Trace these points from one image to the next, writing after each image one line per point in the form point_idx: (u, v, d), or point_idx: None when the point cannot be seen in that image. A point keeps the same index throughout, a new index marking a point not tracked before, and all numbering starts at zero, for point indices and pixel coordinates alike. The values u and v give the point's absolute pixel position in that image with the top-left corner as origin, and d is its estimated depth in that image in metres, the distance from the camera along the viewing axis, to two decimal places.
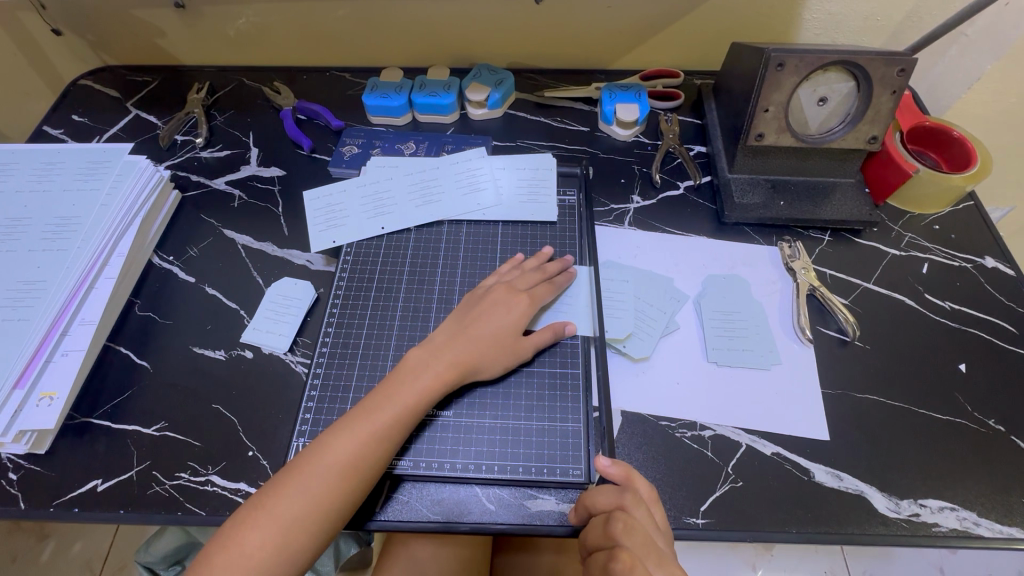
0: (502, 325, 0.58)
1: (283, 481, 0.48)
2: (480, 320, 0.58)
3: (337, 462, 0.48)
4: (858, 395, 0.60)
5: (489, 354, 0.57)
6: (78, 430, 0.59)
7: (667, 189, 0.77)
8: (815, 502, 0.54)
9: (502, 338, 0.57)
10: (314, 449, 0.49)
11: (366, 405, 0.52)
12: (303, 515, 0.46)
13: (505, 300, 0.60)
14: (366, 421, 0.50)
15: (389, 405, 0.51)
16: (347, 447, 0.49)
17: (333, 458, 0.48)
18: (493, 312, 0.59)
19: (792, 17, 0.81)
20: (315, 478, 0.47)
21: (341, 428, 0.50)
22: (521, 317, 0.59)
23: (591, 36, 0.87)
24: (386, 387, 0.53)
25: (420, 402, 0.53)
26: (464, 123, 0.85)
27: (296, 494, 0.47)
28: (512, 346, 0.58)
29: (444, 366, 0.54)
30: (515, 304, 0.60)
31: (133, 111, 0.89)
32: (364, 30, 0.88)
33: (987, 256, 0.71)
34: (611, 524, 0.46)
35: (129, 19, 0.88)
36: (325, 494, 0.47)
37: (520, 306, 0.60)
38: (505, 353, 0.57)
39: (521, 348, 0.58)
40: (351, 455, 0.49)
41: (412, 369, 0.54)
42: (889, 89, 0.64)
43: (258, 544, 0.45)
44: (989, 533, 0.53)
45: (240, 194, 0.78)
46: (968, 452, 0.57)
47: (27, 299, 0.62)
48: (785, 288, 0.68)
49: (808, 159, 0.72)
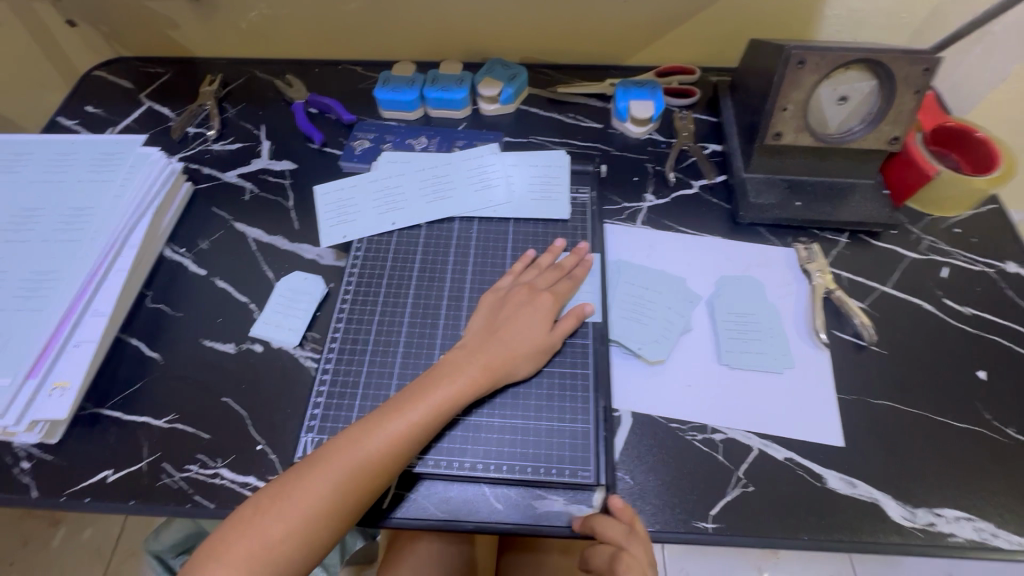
0: (531, 325, 0.58)
1: (307, 473, 0.47)
2: (511, 323, 0.58)
3: (364, 459, 0.48)
4: (873, 400, 0.59)
5: (522, 357, 0.57)
6: (90, 421, 0.59)
7: (681, 188, 0.76)
8: (828, 509, 0.53)
9: (534, 339, 0.57)
10: (339, 443, 0.49)
11: (398, 403, 0.51)
12: (329, 509, 0.46)
13: (531, 299, 0.60)
14: (398, 420, 0.50)
15: (419, 404, 0.51)
16: (376, 445, 0.48)
17: (361, 454, 0.48)
18: (523, 313, 0.58)
19: (812, 13, 0.80)
20: (340, 474, 0.47)
21: (369, 423, 0.50)
22: (547, 314, 0.59)
23: (606, 30, 0.85)
24: (419, 388, 0.53)
25: (452, 404, 0.52)
26: (476, 118, 0.85)
27: (320, 487, 0.46)
28: (542, 345, 0.58)
29: (479, 369, 0.54)
30: (542, 302, 0.59)
31: (146, 102, 0.89)
32: (377, 24, 0.87)
33: (1009, 260, 0.69)
34: (614, 565, 0.50)
35: (143, 10, 0.89)
36: (348, 490, 0.47)
37: (546, 305, 0.59)
38: (536, 353, 0.57)
39: (546, 342, 0.58)
40: (382, 453, 0.48)
41: (447, 371, 0.54)
42: (913, 87, 0.62)
43: (278, 536, 0.45)
44: (1007, 544, 0.52)
45: (251, 187, 0.78)
46: (988, 462, 0.56)
47: (40, 290, 0.62)
48: (800, 290, 0.67)
49: (826, 159, 0.70)
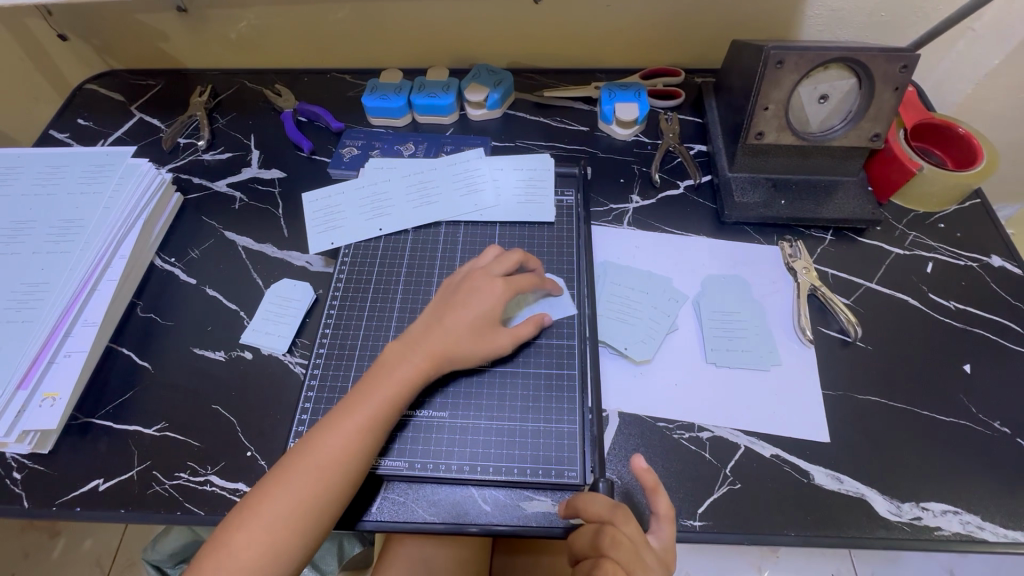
0: (473, 311, 0.57)
1: (269, 481, 0.48)
2: (454, 309, 0.57)
3: (320, 459, 0.48)
4: (859, 397, 0.60)
5: (465, 341, 0.56)
6: (81, 431, 0.60)
7: (667, 188, 0.77)
8: (815, 505, 0.54)
9: (482, 324, 0.57)
10: (297, 449, 0.50)
11: (347, 402, 0.52)
12: (291, 513, 0.47)
13: (474, 283, 0.59)
14: (347, 417, 0.51)
15: (369, 398, 0.52)
16: (331, 443, 0.49)
17: (318, 455, 0.48)
18: (464, 301, 0.57)
19: (794, 14, 0.80)
20: (300, 478, 0.48)
21: (323, 425, 0.51)
22: (496, 300, 0.58)
23: (590, 35, 0.86)
24: (366, 383, 0.53)
25: (401, 394, 0.53)
26: (464, 123, 0.85)
27: (281, 490, 0.47)
28: (489, 327, 0.57)
29: (425, 356, 0.54)
30: (492, 289, 0.58)
31: (137, 114, 0.90)
32: (364, 32, 0.88)
33: (993, 254, 0.69)
34: (599, 538, 0.46)
35: (133, 24, 0.89)
36: (308, 491, 0.47)
37: (496, 290, 0.58)
38: (485, 338, 0.57)
39: (500, 334, 0.58)
40: (334, 451, 0.49)
41: (391, 365, 0.54)
42: (892, 85, 0.63)
43: (247, 545, 0.45)
44: (993, 537, 0.52)
45: (241, 196, 0.79)
46: (973, 455, 0.56)
47: (31, 302, 0.63)
48: (785, 288, 0.67)
49: (809, 157, 0.71)
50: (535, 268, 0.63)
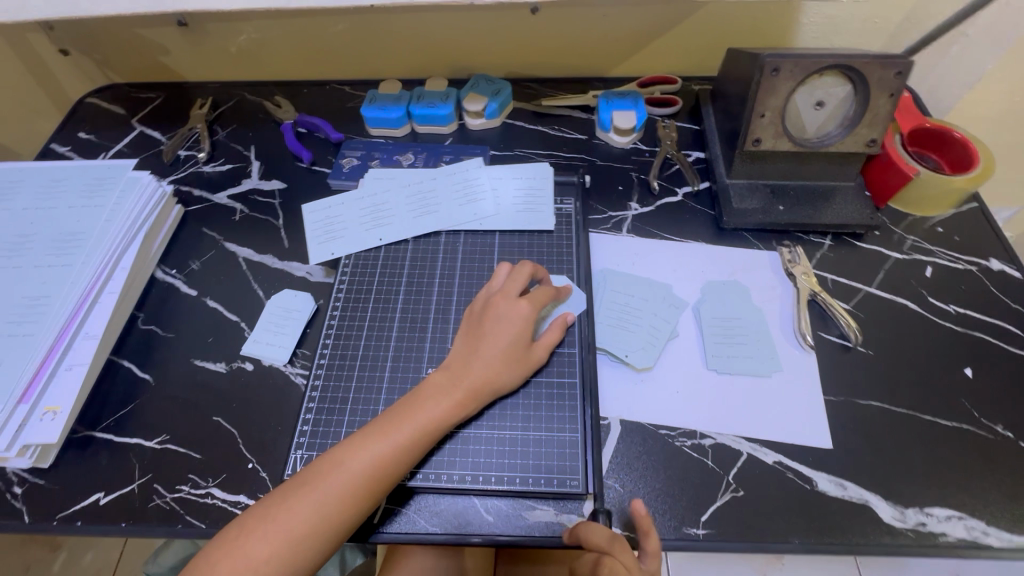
0: (509, 339, 0.57)
1: (290, 495, 0.48)
2: (491, 336, 0.57)
3: (350, 482, 0.48)
4: (861, 402, 0.59)
5: (503, 372, 0.56)
6: (82, 444, 0.59)
7: (665, 195, 0.77)
8: (819, 512, 0.53)
9: (516, 354, 0.57)
10: (322, 466, 0.49)
11: (381, 425, 0.51)
12: (313, 532, 0.46)
13: (508, 308, 0.58)
14: (380, 442, 0.50)
15: (402, 424, 0.51)
16: (362, 467, 0.49)
17: (346, 476, 0.48)
18: (501, 328, 0.57)
19: (789, 21, 0.81)
20: (323, 496, 0.47)
21: (353, 446, 0.50)
22: (526, 323, 0.58)
23: (587, 44, 0.87)
24: (402, 409, 0.52)
25: (436, 425, 0.52)
26: (462, 133, 0.86)
27: (306, 508, 0.47)
28: (524, 354, 0.57)
29: (460, 387, 0.54)
30: (519, 310, 0.58)
31: (138, 127, 0.90)
32: (363, 44, 0.89)
33: (992, 258, 0.70)
34: (598, 569, 0.46)
35: (134, 37, 0.90)
36: (334, 513, 0.47)
37: (526, 316, 0.58)
38: (517, 367, 0.57)
39: (532, 359, 0.58)
40: (365, 476, 0.48)
41: (429, 392, 0.53)
42: (887, 91, 0.63)
43: (265, 558, 0.45)
44: (998, 542, 0.51)
45: (241, 208, 0.79)
46: (976, 460, 0.56)
47: (32, 315, 0.63)
48: (785, 294, 0.68)
49: (806, 163, 0.71)
50: (544, 280, 0.64)
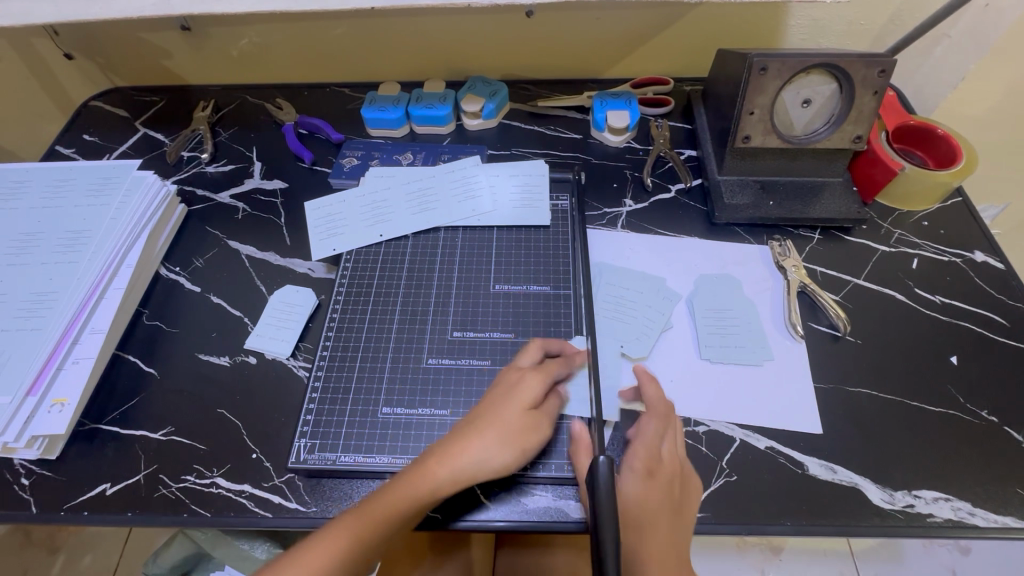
0: (512, 411, 0.53)
1: (276, 574, 0.47)
2: (494, 408, 0.53)
3: (331, 568, 0.47)
4: (850, 389, 0.61)
5: (497, 445, 0.51)
6: (88, 436, 0.61)
7: (659, 192, 0.79)
8: (811, 495, 0.55)
9: (519, 427, 0.52)
10: (309, 545, 0.48)
11: (372, 504, 0.49)
12: None
13: (517, 379, 0.56)
14: (366, 525, 0.48)
15: (382, 502, 0.49)
16: (346, 552, 0.47)
17: (327, 562, 0.47)
18: (506, 398, 0.54)
19: (777, 23, 0.84)
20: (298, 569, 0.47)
21: (339, 529, 0.49)
22: (533, 396, 0.54)
23: (582, 46, 0.89)
24: (394, 487, 0.50)
25: (423, 510, 0.50)
26: (460, 133, 0.88)
27: None
28: (523, 431, 0.52)
29: (444, 458, 0.51)
30: (527, 382, 0.55)
31: (142, 129, 0.92)
32: (362, 47, 0.91)
33: (976, 250, 0.72)
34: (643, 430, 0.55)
35: (137, 42, 0.92)
36: None
37: (534, 390, 0.54)
38: (517, 443, 0.52)
39: (530, 438, 0.53)
40: (347, 563, 0.47)
41: (422, 468, 0.51)
42: (871, 89, 0.65)
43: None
44: (984, 523, 0.53)
45: (244, 207, 0.80)
46: (963, 445, 0.57)
47: (39, 311, 0.64)
48: (775, 286, 0.69)
49: (795, 159, 0.73)
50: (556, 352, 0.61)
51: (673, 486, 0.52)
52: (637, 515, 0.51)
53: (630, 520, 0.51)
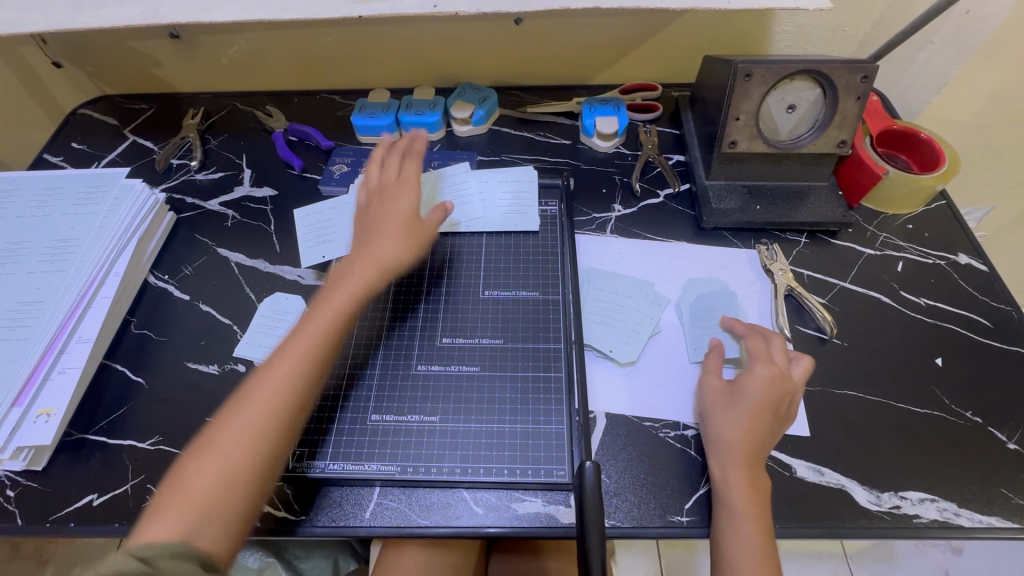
0: (399, 213, 0.63)
1: (187, 463, 0.48)
2: (378, 230, 0.62)
3: (239, 433, 0.49)
4: (837, 391, 0.62)
5: (394, 236, 0.61)
6: (75, 447, 0.60)
7: (648, 197, 0.80)
8: (798, 497, 0.55)
9: (411, 225, 0.63)
10: (212, 431, 0.49)
11: (266, 364, 0.53)
12: (211, 493, 0.46)
13: (389, 190, 0.65)
14: (266, 383, 0.51)
15: (283, 361, 0.53)
16: (254, 409, 0.50)
17: (236, 430, 0.49)
18: (391, 209, 0.63)
19: (763, 30, 0.85)
20: (222, 457, 0.47)
21: (238, 399, 0.51)
22: (413, 202, 0.64)
23: (571, 53, 0.90)
24: (283, 349, 0.54)
25: (325, 330, 0.55)
26: (450, 139, 0.88)
27: (202, 471, 0.47)
28: (408, 221, 0.63)
29: (343, 290, 0.58)
30: (405, 192, 0.64)
31: (131, 137, 0.92)
32: (352, 55, 0.91)
33: (960, 252, 0.73)
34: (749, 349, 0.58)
35: (127, 50, 0.92)
36: (231, 470, 0.47)
37: (410, 189, 0.64)
38: (409, 237, 0.62)
39: (419, 235, 0.63)
40: (257, 420, 0.49)
41: (303, 323, 0.56)
42: (854, 94, 0.66)
43: (163, 529, 0.44)
44: (969, 523, 0.53)
45: (233, 214, 0.80)
46: (948, 445, 0.58)
47: (26, 320, 0.64)
48: (763, 289, 0.70)
49: (781, 164, 0.74)
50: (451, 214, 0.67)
51: (784, 402, 0.55)
52: (741, 399, 0.55)
53: (732, 399, 0.56)
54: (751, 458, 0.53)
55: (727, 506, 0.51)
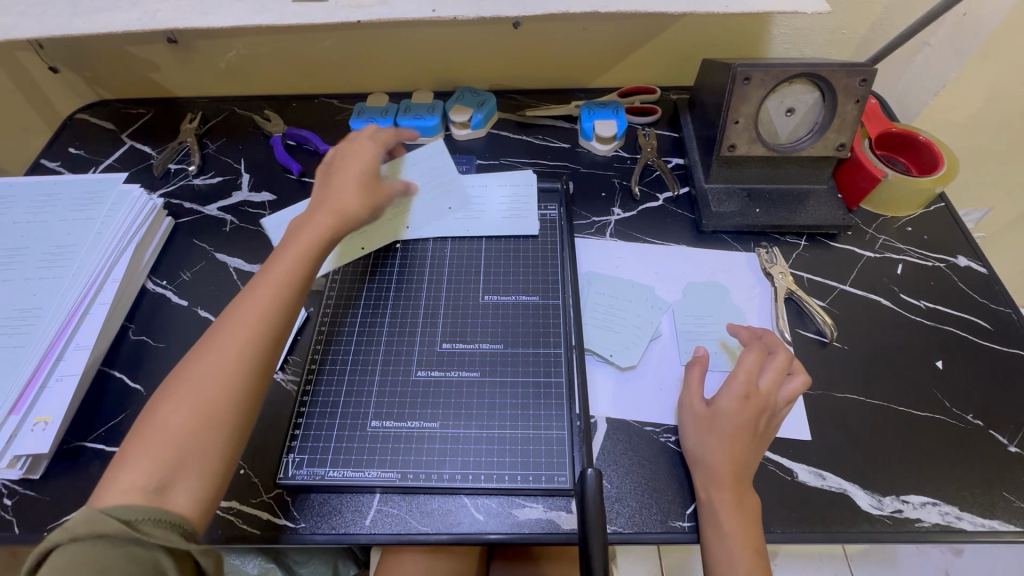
0: (359, 168, 0.65)
1: (159, 401, 0.47)
2: (338, 182, 0.63)
3: (213, 367, 0.48)
4: (837, 395, 0.61)
5: (357, 192, 0.63)
6: (72, 455, 0.60)
7: (647, 201, 0.80)
8: (800, 502, 0.55)
9: (371, 177, 0.65)
10: (183, 373, 0.48)
11: (231, 307, 0.53)
12: (191, 423, 0.46)
13: (351, 153, 0.66)
14: (234, 323, 0.51)
15: (250, 302, 0.53)
16: (226, 347, 0.50)
17: (208, 367, 0.48)
18: (349, 166, 0.65)
19: (762, 34, 0.85)
20: (195, 396, 0.47)
21: (206, 342, 0.50)
22: (372, 157, 0.66)
23: (569, 57, 0.90)
24: (246, 291, 0.54)
25: (291, 271, 0.56)
26: (449, 143, 0.88)
27: (176, 408, 0.46)
28: (370, 177, 0.65)
29: (302, 239, 0.59)
30: (364, 150, 0.67)
31: (128, 142, 0.91)
32: (350, 59, 0.91)
33: (959, 255, 0.73)
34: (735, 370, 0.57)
35: (124, 55, 0.92)
36: (208, 401, 0.47)
37: (371, 151, 0.66)
38: (372, 191, 0.64)
39: (380, 192, 0.65)
40: (229, 355, 0.49)
41: (268, 264, 0.56)
42: (853, 98, 0.66)
43: (141, 469, 0.43)
44: (971, 527, 0.53)
45: (232, 219, 0.80)
46: (949, 448, 0.58)
47: (23, 327, 0.64)
48: (763, 292, 0.70)
49: (780, 167, 0.74)
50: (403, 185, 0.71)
51: (762, 418, 0.55)
52: (718, 422, 0.55)
53: (711, 423, 0.55)
54: (736, 478, 0.53)
55: (717, 528, 0.51)
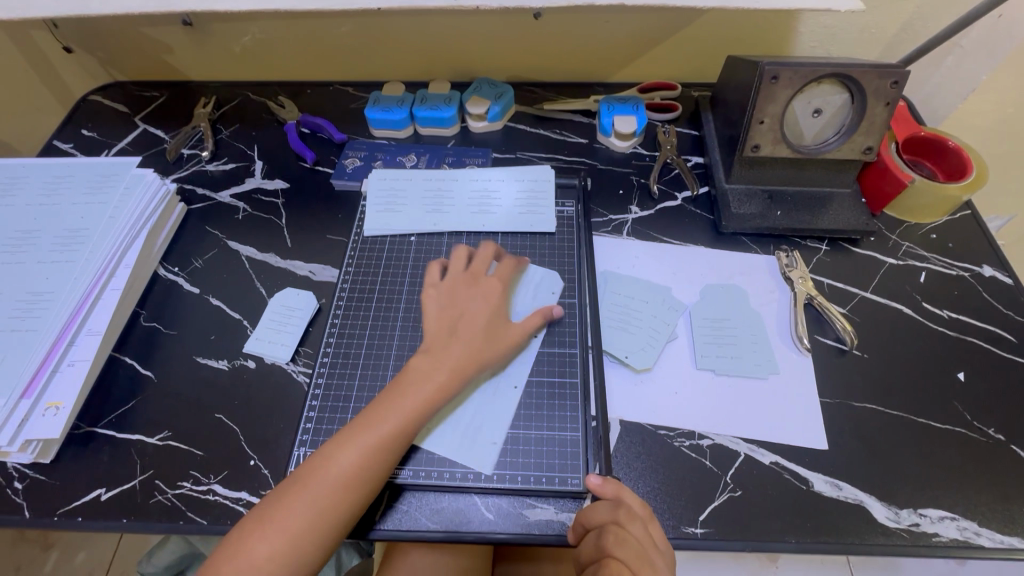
0: (485, 315, 0.59)
1: (264, 514, 0.48)
2: (469, 315, 0.59)
3: (317, 497, 0.48)
4: (856, 404, 0.60)
5: (483, 351, 0.58)
6: (83, 440, 0.60)
7: (665, 200, 0.78)
8: (815, 511, 0.54)
9: (495, 335, 0.59)
10: (285, 493, 0.48)
11: (356, 427, 0.52)
12: (279, 557, 0.46)
13: (481, 292, 0.61)
14: (351, 449, 0.50)
15: (371, 433, 0.51)
16: (330, 480, 0.49)
17: (315, 492, 0.48)
18: (479, 316, 0.59)
19: (788, 31, 0.83)
20: (318, 501, 0.48)
21: (323, 456, 0.50)
22: (498, 301, 0.61)
23: (590, 50, 0.88)
24: (372, 413, 0.53)
25: (419, 412, 0.53)
26: (465, 135, 0.87)
27: (272, 535, 0.46)
28: (499, 334, 0.59)
29: (426, 382, 0.54)
30: (490, 295, 0.61)
31: (141, 125, 0.91)
32: (367, 47, 0.90)
33: (984, 264, 0.71)
34: (604, 538, 0.47)
35: (138, 37, 0.91)
36: (305, 534, 0.47)
37: (495, 288, 0.62)
38: (494, 346, 0.58)
39: (506, 339, 0.59)
40: (335, 490, 0.49)
41: (413, 376, 0.55)
42: (883, 100, 0.65)
43: (265, 555, 0.46)
44: (990, 543, 0.52)
45: (244, 207, 0.79)
46: (970, 463, 0.57)
47: (35, 311, 0.63)
48: (782, 297, 0.69)
49: (804, 169, 0.73)
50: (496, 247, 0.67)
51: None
52: None
53: None
54: None
55: None
